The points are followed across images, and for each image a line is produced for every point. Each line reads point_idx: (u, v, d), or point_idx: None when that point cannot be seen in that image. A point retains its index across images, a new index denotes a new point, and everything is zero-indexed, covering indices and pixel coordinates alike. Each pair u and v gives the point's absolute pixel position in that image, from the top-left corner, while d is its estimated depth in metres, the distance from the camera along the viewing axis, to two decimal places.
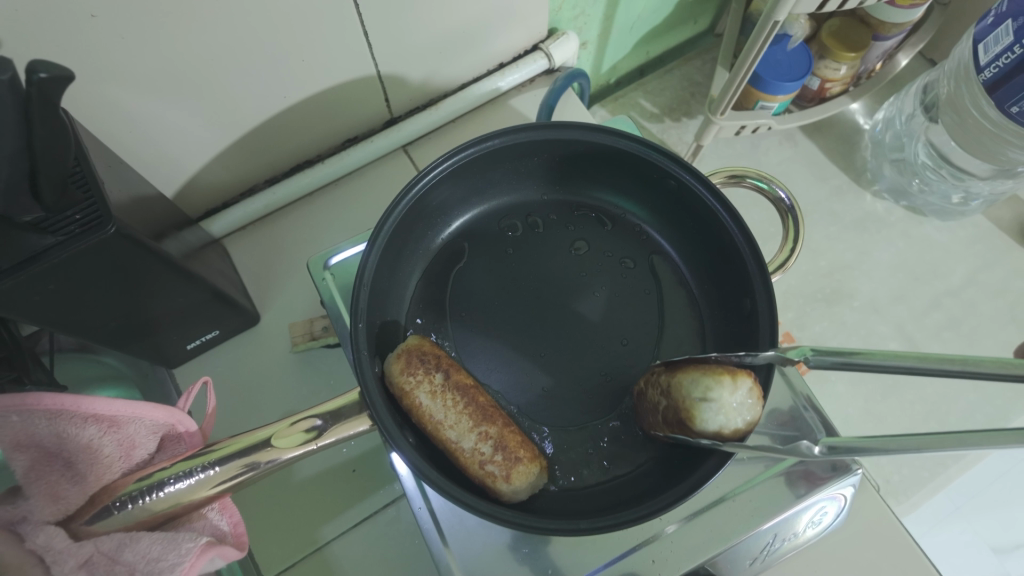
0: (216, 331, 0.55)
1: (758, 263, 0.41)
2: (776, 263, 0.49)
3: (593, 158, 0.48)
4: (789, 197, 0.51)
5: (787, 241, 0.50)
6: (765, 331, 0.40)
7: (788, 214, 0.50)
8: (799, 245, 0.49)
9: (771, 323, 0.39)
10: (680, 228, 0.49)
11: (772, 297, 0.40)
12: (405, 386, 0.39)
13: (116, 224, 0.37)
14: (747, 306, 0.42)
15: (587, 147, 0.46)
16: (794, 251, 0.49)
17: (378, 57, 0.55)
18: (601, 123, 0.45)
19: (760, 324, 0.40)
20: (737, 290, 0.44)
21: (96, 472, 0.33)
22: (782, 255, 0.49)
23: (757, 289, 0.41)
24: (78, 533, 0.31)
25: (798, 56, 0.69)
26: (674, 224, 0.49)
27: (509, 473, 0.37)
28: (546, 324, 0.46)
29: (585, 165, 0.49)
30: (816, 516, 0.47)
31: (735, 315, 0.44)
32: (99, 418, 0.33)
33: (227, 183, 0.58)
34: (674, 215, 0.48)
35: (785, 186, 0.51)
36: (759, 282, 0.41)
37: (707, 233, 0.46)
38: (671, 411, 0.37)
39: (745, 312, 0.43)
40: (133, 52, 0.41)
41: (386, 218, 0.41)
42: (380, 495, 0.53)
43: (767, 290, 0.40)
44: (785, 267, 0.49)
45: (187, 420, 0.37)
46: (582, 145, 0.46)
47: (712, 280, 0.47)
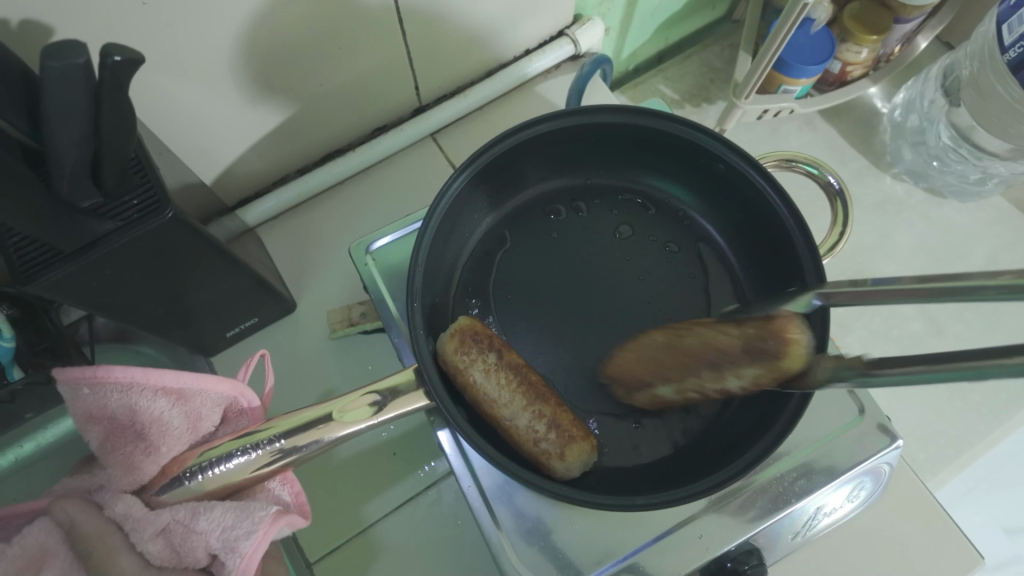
0: (255, 319, 0.56)
1: (806, 241, 0.41)
2: (827, 244, 0.52)
3: (639, 142, 0.48)
4: (839, 181, 0.53)
5: (838, 224, 0.52)
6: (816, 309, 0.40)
7: (838, 197, 0.53)
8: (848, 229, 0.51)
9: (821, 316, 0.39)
10: (724, 212, 0.49)
11: (823, 280, 0.40)
12: (459, 365, 0.39)
13: (172, 209, 0.38)
14: (797, 289, 0.42)
15: (635, 131, 0.46)
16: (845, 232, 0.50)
17: (410, 44, 0.55)
18: (649, 106, 0.45)
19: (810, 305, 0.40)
20: (784, 275, 0.44)
21: (167, 444, 0.33)
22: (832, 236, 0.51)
23: (807, 270, 0.41)
24: (151, 502, 0.32)
25: (821, 40, 0.69)
26: (720, 209, 0.49)
27: (563, 451, 0.37)
28: (590, 308, 0.47)
29: (632, 148, 0.49)
30: (854, 491, 0.48)
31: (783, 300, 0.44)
32: (167, 390, 0.33)
33: (260, 172, 0.58)
34: (721, 200, 0.48)
35: (835, 171, 0.53)
36: (808, 264, 0.41)
37: (754, 217, 0.45)
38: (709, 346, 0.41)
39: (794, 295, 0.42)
40: (179, 40, 0.42)
41: (439, 201, 0.41)
42: (421, 477, 0.53)
43: (817, 273, 0.40)
44: (834, 247, 0.52)
45: (249, 394, 0.37)
46: (631, 129, 0.46)
47: (757, 264, 0.47)
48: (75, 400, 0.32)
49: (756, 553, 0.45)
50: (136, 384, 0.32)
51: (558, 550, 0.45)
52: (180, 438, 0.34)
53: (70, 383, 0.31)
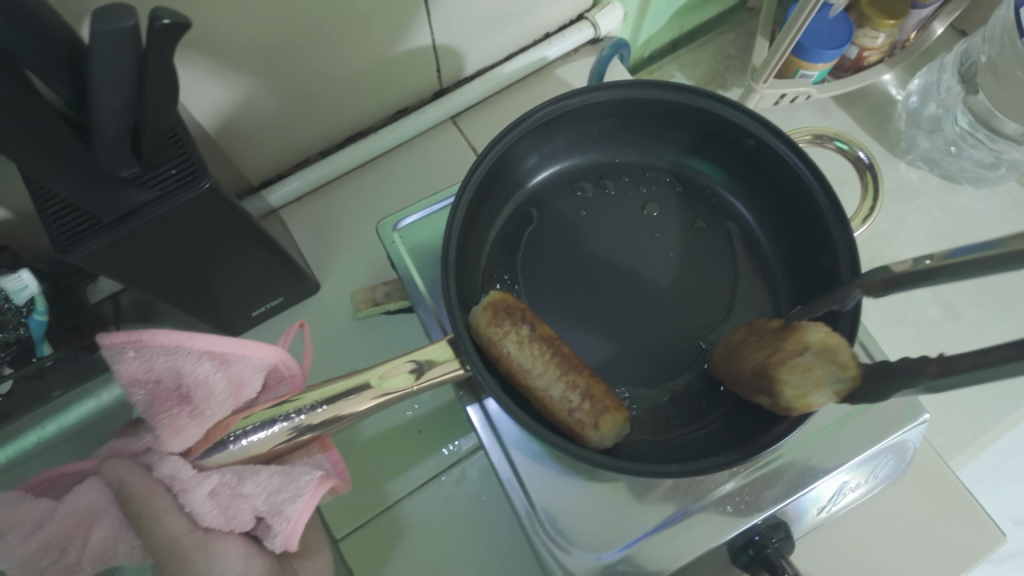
0: (280, 298, 0.56)
1: (836, 214, 0.41)
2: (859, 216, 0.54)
3: (668, 119, 0.48)
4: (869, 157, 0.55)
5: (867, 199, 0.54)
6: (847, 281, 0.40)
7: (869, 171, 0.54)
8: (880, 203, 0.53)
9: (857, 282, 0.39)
10: (753, 190, 0.49)
11: (856, 254, 0.40)
12: (492, 337, 0.39)
13: (210, 179, 0.38)
14: (828, 264, 0.42)
15: (664, 107, 0.46)
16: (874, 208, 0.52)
17: (434, 25, 0.56)
18: (680, 81, 0.45)
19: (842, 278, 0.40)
20: (814, 250, 0.44)
21: (212, 408, 0.33)
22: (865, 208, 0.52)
23: (838, 243, 0.41)
24: (197, 466, 0.32)
25: (839, 25, 0.70)
26: (749, 186, 0.49)
27: (597, 421, 0.37)
28: (618, 284, 0.47)
29: (660, 126, 0.49)
30: (877, 469, 0.48)
31: (812, 276, 0.44)
32: (211, 354, 0.33)
33: (283, 153, 0.58)
34: (750, 176, 0.48)
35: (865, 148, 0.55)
36: (840, 238, 0.41)
37: (784, 192, 0.45)
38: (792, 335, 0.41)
39: (826, 269, 0.42)
40: (210, 14, 0.42)
41: (471, 174, 0.42)
42: (446, 456, 0.54)
43: (849, 245, 0.40)
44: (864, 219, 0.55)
45: (290, 360, 0.36)
46: (661, 105, 0.46)
47: (786, 240, 0.47)
48: (121, 364, 0.32)
49: (784, 526, 0.45)
50: (181, 347, 0.32)
51: (586, 525, 0.45)
52: (224, 402, 0.34)
53: (115, 346, 0.32)
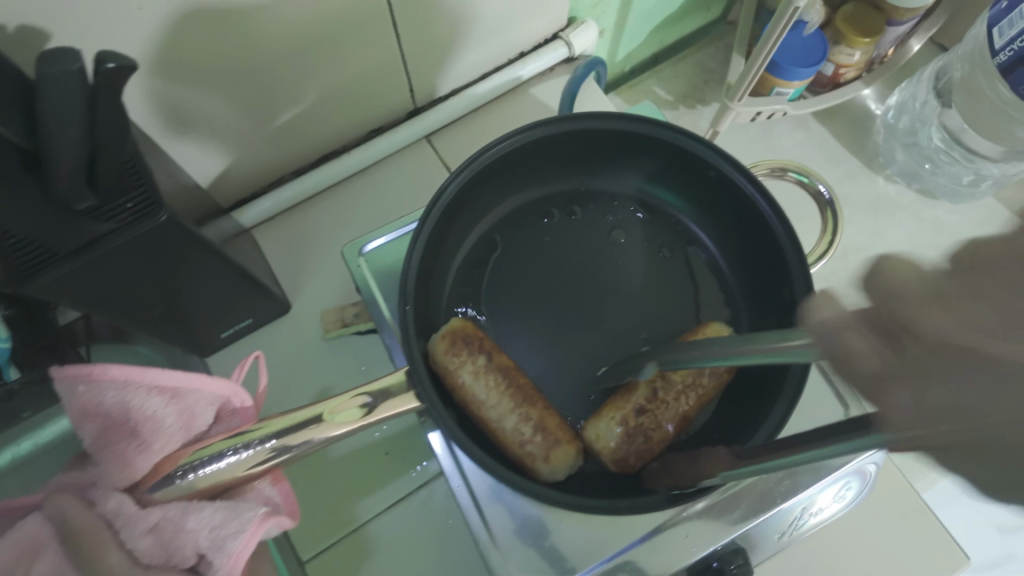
0: (249, 319, 0.56)
1: (795, 252, 0.41)
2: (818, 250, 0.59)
3: (633, 150, 0.48)
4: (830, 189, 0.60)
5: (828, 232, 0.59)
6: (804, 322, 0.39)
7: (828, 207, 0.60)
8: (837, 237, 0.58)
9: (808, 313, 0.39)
10: (717, 221, 0.48)
11: (810, 291, 0.39)
12: (449, 366, 0.39)
13: (167, 211, 0.38)
14: (785, 299, 0.42)
15: (631, 138, 0.46)
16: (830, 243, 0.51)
17: (404, 48, 0.56)
18: (643, 114, 0.45)
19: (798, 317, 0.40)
20: (773, 283, 0.44)
21: (160, 442, 0.34)
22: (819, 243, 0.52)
23: (795, 278, 0.41)
24: (142, 501, 0.33)
25: (814, 42, 0.70)
26: (713, 217, 0.49)
27: (548, 454, 0.38)
28: (582, 311, 0.47)
29: (626, 156, 0.49)
30: (841, 491, 0.48)
31: (772, 310, 0.44)
32: (161, 389, 0.34)
33: (256, 173, 0.59)
34: (714, 209, 0.48)
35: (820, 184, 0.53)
36: (797, 274, 0.40)
37: (746, 226, 0.45)
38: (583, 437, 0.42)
39: (783, 303, 0.42)
40: (173, 44, 0.42)
41: (432, 206, 0.42)
42: (413, 477, 0.54)
43: (805, 279, 0.40)
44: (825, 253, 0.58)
45: (242, 394, 0.37)
46: (624, 137, 0.46)
47: (749, 272, 0.47)
48: (70, 398, 0.33)
49: (742, 553, 0.45)
50: (131, 382, 0.33)
51: (543, 551, 0.45)
52: (173, 436, 0.35)
53: (65, 381, 0.32)
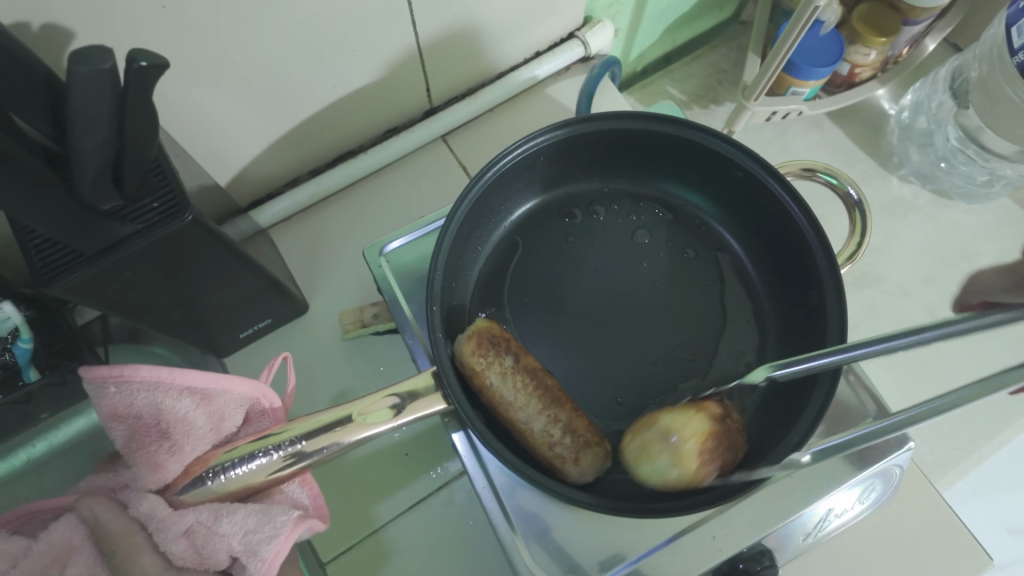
0: (267, 321, 0.56)
1: (826, 253, 0.41)
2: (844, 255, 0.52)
3: (658, 149, 0.47)
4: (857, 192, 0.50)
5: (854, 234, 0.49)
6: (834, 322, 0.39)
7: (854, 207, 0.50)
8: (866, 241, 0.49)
9: (840, 313, 0.39)
10: (743, 220, 0.48)
11: (841, 291, 0.39)
12: (476, 366, 0.39)
13: (193, 213, 0.38)
14: (815, 299, 0.42)
15: (656, 137, 0.46)
16: (862, 245, 0.48)
17: (423, 47, 0.56)
18: (668, 113, 0.45)
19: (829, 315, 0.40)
20: (802, 283, 0.44)
21: (191, 444, 0.34)
22: (850, 246, 0.49)
23: (825, 278, 0.41)
24: (173, 503, 0.33)
25: (830, 43, 0.69)
26: (739, 217, 0.48)
27: (577, 456, 0.37)
28: (607, 311, 0.47)
29: (650, 155, 0.48)
30: (865, 493, 0.48)
31: (801, 309, 0.44)
32: (192, 390, 0.34)
33: (273, 173, 0.58)
34: (740, 208, 0.48)
35: (853, 181, 0.51)
36: (827, 275, 0.41)
37: (773, 225, 0.45)
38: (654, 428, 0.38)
39: (812, 303, 0.42)
40: (197, 42, 0.42)
41: (458, 205, 0.41)
42: (433, 478, 0.54)
43: (835, 279, 0.40)
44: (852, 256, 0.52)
45: (271, 395, 0.37)
46: (650, 136, 0.46)
47: (777, 273, 0.47)
48: (101, 399, 0.32)
49: (768, 554, 0.45)
50: (162, 383, 0.32)
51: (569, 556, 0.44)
52: (204, 438, 0.34)
53: (96, 381, 0.32)
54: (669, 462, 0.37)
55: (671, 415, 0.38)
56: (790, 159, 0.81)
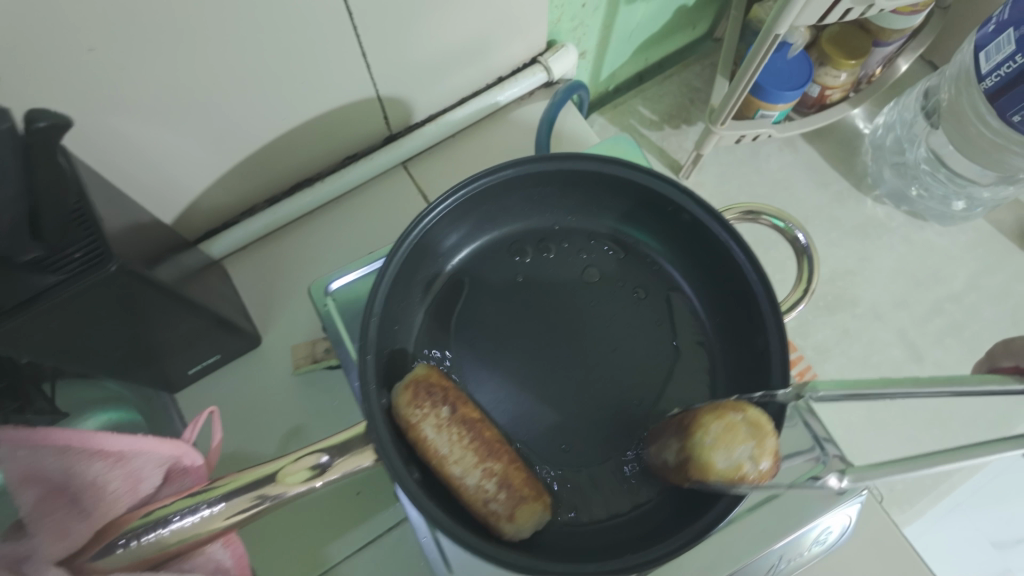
0: (217, 356, 0.55)
1: (769, 299, 0.41)
2: (788, 303, 0.49)
3: (606, 187, 0.47)
4: (807, 237, 0.49)
5: (800, 283, 0.49)
6: (778, 371, 0.39)
7: (804, 256, 0.49)
8: (812, 288, 0.48)
9: (785, 364, 0.39)
10: (693, 259, 0.48)
11: (785, 337, 0.39)
12: (411, 419, 0.38)
13: (117, 261, 0.37)
14: (761, 344, 0.41)
15: (604, 177, 0.46)
16: (806, 295, 0.48)
17: (376, 78, 0.55)
18: (611, 154, 0.45)
19: (773, 361, 0.40)
20: (749, 327, 0.43)
21: (103, 509, 0.34)
22: (794, 296, 0.49)
23: (770, 327, 0.40)
24: (82, 570, 0.32)
25: (798, 65, 0.68)
26: (688, 256, 0.48)
27: (513, 513, 0.36)
28: (555, 352, 0.46)
29: (599, 193, 0.48)
30: (822, 535, 0.47)
31: (747, 352, 0.43)
32: (105, 454, 0.34)
33: (226, 205, 0.58)
34: (689, 247, 0.47)
35: (802, 226, 0.49)
36: (771, 321, 0.40)
37: (720, 266, 0.45)
38: (739, 416, 0.33)
39: (758, 349, 0.42)
40: (130, 83, 0.41)
41: (396, 249, 0.41)
42: (385, 517, 0.53)
43: (780, 328, 0.40)
44: (797, 307, 0.49)
45: (192, 453, 0.38)
46: (596, 176, 0.46)
47: (727, 314, 0.46)
48: (8, 463, 0.32)
49: None
50: (74, 447, 0.33)
51: None
52: (118, 502, 0.34)
53: (6, 444, 0.32)
54: (747, 455, 0.32)
55: (762, 410, 0.33)
56: (763, 179, 0.80)
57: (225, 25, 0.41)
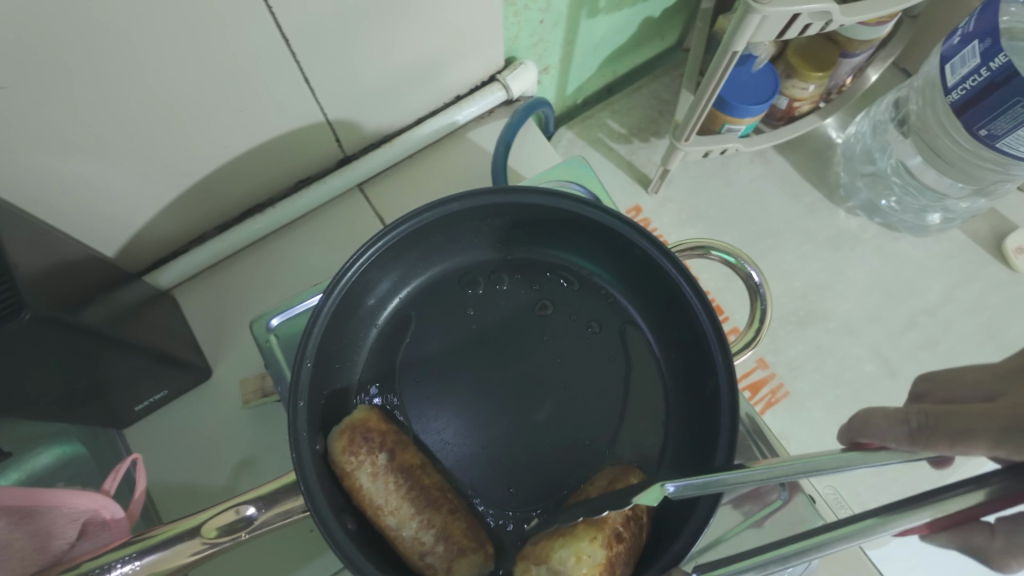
0: (165, 391, 0.53)
1: (719, 341, 0.39)
2: (742, 342, 0.47)
3: (556, 220, 0.46)
4: (760, 275, 0.48)
5: (752, 324, 0.48)
6: (727, 417, 0.38)
7: (757, 295, 0.48)
8: (765, 329, 0.46)
9: (734, 410, 0.37)
10: (646, 294, 0.46)
11: (734, 381, 0.38)
12: (346, 467, 0.36)
13: (30, 310, 0.35)
14: (711, 386, 0.40)
15: (552, 211, 0.44)
16: (759, 335, 0.47)
17: (324, 103, 0.53)
18: (559, 187, 0.43)
19: (722, 406, 0.38)
20: (700, 367, 0.42)
21: (2, 571, 0.32)
22: (748, 334, 0.47)
23: (720, 371, 0.39)
24: None
25: (764, 78, 0.67)
26: (642, 290, 0.46)
27: (450, 566, 0.35)
28: (503, 390, 0.44)
29: (550, 225, 0.47)
30: None
31: (699, 392, 0.42)
32: (4, 510, 0.32)
33: (174, 233, 0.56)
34: (641, 281, 0.46)
35: (755, 262, 0.48)
36: (721, 364, 0.39)
37: (672, 302, 0.43)
38: (541, 567, 0.34)
39: (708, 391, 0.40)
40: (54, 118, 0.39)
41: (332, 289, 0.40)
42: (338, 554, 0.51)
43: (729, 370, 0.38)
44: (752, 346, 0.47)
45: (113, 505, 0.35)
46: (545, 209, 0.44)
47: (678, 350, 0.44)
48: None
49: None
50: None
51: None
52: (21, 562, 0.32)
53: None
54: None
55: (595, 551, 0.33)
56: (733, 192, 0.79)
57: (152, 58, 0.40)
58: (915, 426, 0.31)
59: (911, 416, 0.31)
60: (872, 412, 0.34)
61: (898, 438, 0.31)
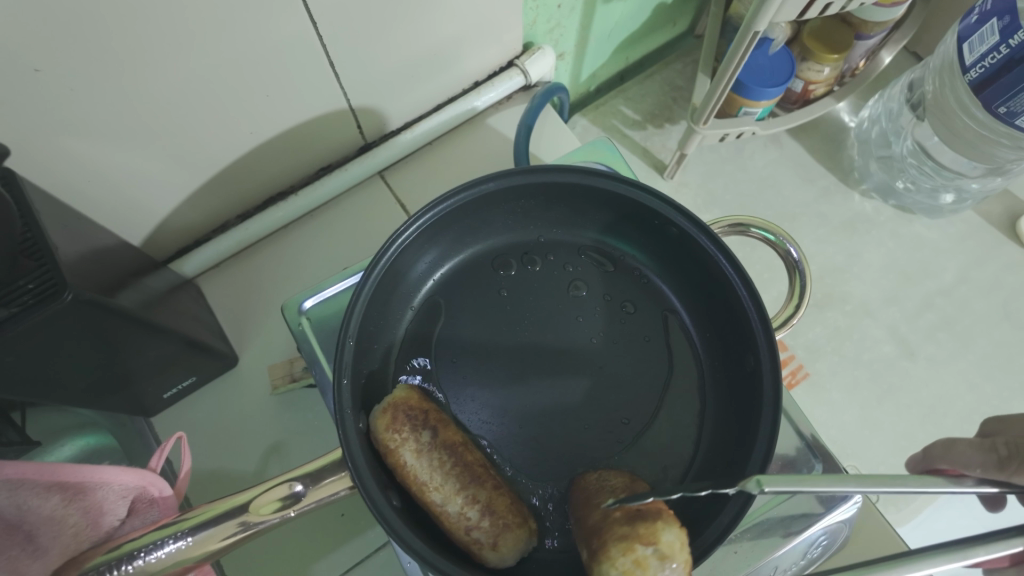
0: (192, 378, 0.53)
1: (759, 315, 0.40)
2: (780, 320, 0.48)
3: (591, 201, 0.46)
4: (800, 252, 0.48)
5: (792, 299, 0.48)
6: (769, 391, 0.38)
7: (796, 270, 0.48)
8: (805, 303, 0.47)
9: (777, 385, 0.37)
10: (681, 273, 0.46)
11: (776, 355, 0.38)
12: (389, 444, 0.36)
13: (72, 291, 0.35)
14: (750, 362, 0.40)
15: (587, 190, 0.44)
16: (800, 309, 0.47)
17: (347, 90, 0.53)
18: (596, 167, 0.43)
19: (764, 382, 0.38)
20: (739, 345, 0.42)
21: (59, 545, 0.35)
22: (786, 311, 0.48)
23: (761, 345, 0.39)
24: None
25: (780, 61, 0.67)
26: (677, 270, 0.46)
27: (496, 541, 0.35)
28: (539, 370, 0.44)
29: (583, 206, 0.47)
30: (813, 546, 0.44)
31: (738, 368, 0.42)
32: (62, 488, 0.35)
33: (197, 222, 0.56)
34: (677, 261, 0.46)
35: (796, 239, 0.48)
36: (762, 339, 0.39)
37: (709, 279, 0.43)
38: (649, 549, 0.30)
39: (748, 367, 0.40)
40: (85, 102, 0.39)
41: (372, 269, 0.40)
42: (369, 538, 0.51)
43: (771, 345, 0.38)
44: (790, 323, 0.48)
45: (159, 483, 0.38)
46: (580, 189, 0.44)
47: (714, 328, 0.44)
48: None
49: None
50: (27, 481, 0.34)
51: None
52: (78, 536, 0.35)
53: None
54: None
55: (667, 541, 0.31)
56: (748, 177, 0.79)
57: (182, 41, 0.40)
58: (1002, 456, 0.35)
59: (999, 446, 0.36)
60: (952, 441, 0.39)
61: (985, 464, 0.36)
